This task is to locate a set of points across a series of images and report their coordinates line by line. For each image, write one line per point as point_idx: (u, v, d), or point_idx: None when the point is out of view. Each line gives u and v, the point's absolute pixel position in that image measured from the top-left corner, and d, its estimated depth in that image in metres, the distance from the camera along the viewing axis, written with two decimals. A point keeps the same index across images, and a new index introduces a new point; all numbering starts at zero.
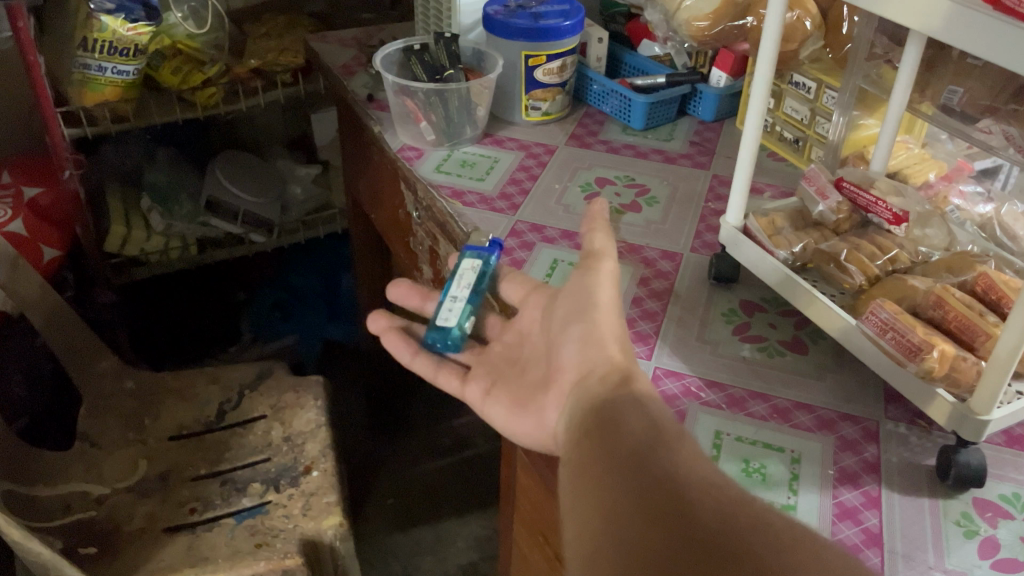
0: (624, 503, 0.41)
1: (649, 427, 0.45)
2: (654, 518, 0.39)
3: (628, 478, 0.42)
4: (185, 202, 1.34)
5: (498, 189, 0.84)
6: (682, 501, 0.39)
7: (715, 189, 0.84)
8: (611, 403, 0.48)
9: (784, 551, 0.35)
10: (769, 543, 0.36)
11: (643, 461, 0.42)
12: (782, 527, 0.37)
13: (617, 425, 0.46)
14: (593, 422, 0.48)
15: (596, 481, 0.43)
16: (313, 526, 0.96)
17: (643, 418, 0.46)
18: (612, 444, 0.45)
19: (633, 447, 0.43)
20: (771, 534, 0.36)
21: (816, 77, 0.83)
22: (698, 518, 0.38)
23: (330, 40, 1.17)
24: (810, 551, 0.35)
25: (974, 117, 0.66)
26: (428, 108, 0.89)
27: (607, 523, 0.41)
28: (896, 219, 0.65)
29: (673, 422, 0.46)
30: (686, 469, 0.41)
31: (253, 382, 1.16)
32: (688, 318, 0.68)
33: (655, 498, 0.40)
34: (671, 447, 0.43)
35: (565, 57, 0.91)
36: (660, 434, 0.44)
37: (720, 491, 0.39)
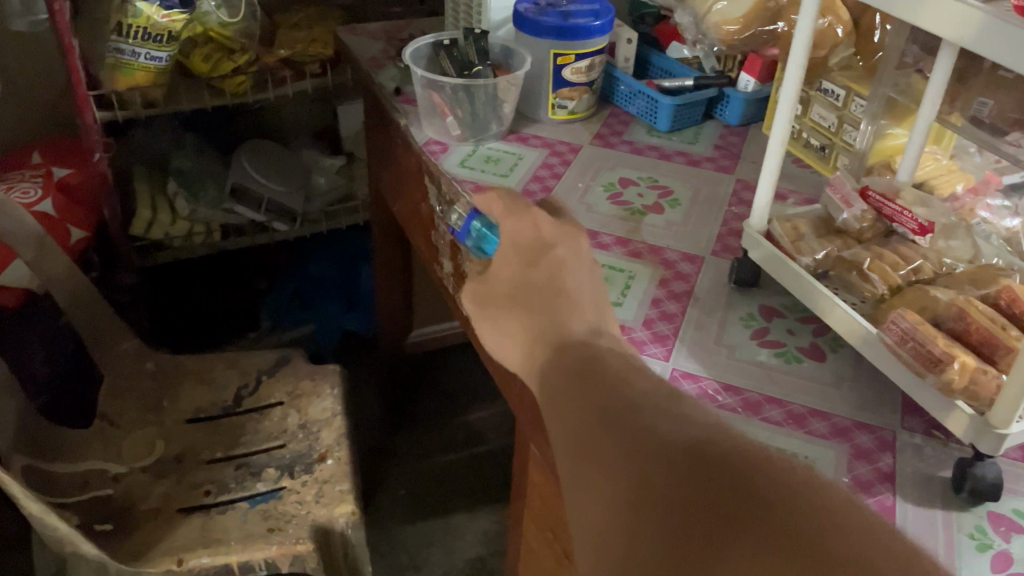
0: (597, 435, 0.44)
1: (602, 364, 0.49)
2: (627, 444, 0.42)
3: (595, 414, 0.45)
4: (211, 187, 1.35)
5: (521, 185, 0.85)
6: (650, 428, 0.43)
7: (738, 193, 0.84)
8: (565, 349, 0.52)
9: (749, 460, 0.39)
10: (733, 454, 0.39)
11: (605, 397, 0.46)
12: (736, 440, 0.41)
13: (574, 368, 0.49)
14: (580, 374, 0.49)
15: (567, 421, 0.47)
16: (325, 513, 0.97)
17: (596, 359, 0.49)
18: (575, 385, 0.48)
19: (595, 385, 0.47)
20: (745, 458, 0.39)
21: (845, 84, 0.81)
22: (679, 454, 0.40)
23: (360, 33, 1.18)
24: (766, 459, 0.39)
25: (1003, 130, 0.66)
26: (455, 103, 0.90)
27: (584, 457, 0.44)
28: (921, 230, 0.65)
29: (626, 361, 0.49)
30: (646, 401, 0.45)
31: (271, 368, 1.17)
32: (706, 322, 0.68)
33: (623, 427, 0.43)
34: (628, 382, 0.47)
35: (594, 56, 0.92)
36: (615, 370, 0.48)
37: (676, 416, 0.43)
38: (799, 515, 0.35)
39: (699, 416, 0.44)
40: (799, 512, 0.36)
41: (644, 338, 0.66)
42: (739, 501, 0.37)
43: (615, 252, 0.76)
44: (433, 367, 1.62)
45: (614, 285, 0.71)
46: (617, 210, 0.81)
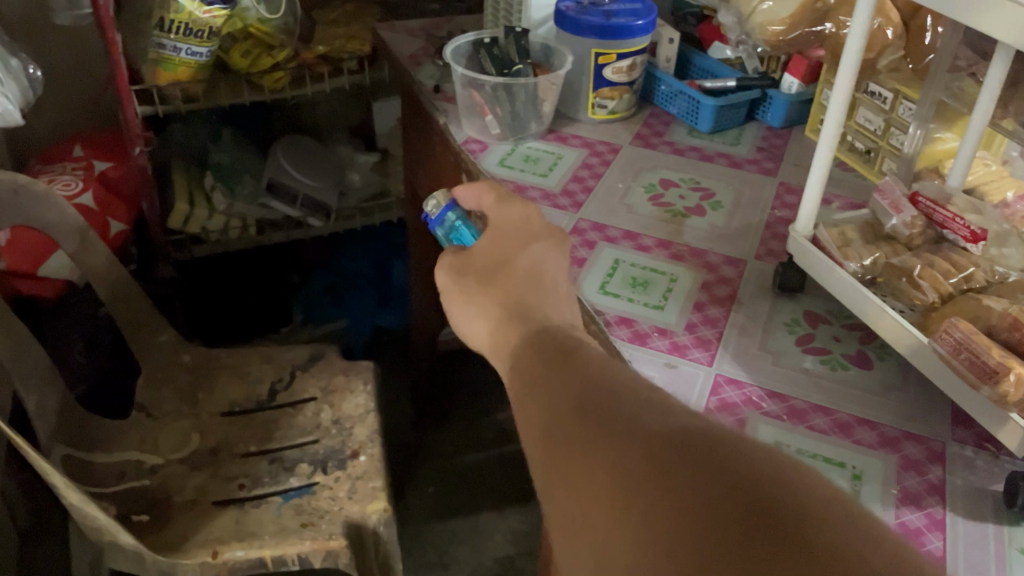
0: (577, 436, 0.38)
1: (584, 363, 0.43)
2: (610, 446, 0.37)
3: (574, 416, 0.40)
4: (248, 181, 1.36)
5: (560, 185, 0.84)
6: (636, 427, 0.37)
7: (782, 196, 0.83)
8: (543, 346, 0.46)
9: (756, 470, 0.33)
10: (733, 456, 0.34)
11: (586, 395, 0.40)
12: (736, 440, 0.35)
13: (553, 367, 0.44)
14: (568, 371, 0.43)
15: (544, 423, 0.41)
16: (358, 510, 0.97)
17: (577, 358, 0.44)
18: (553, 386, 0.43)
19: (576, 384, 0.42)
20: (749, 468, 0.33)
21: (893, 87, 0.81)
22: (674, 458, 0.34)
23: (398, 30, 1.18)
24: (772, 463, 0.34)
25: None
26: (494, 102, 0.89)
27: (563, 464, 0.38)
28: (973, 237, 0.63)
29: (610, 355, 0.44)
30: (633, 398, 0.39)
31: (305, 364, 1.18)
32: (750, 327, 0.67)
33: (605, 428, 0.38)
34: (611, 379, 0.41)
35: (636, 56, 0.91)
36: (599, 368, 0.43)
37: (666, 413, 0.38)
38: (807, 530, 0.30)
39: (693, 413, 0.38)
40: (809, 525, 0.30)
41: (686, 342, 0.65)
42: (738, 509, 0.31)
43: (656, 254, 0.75)
44: (463, 365, 1.62)
45: (655, 288, 0.71)
46: (659, 212, 0.81)
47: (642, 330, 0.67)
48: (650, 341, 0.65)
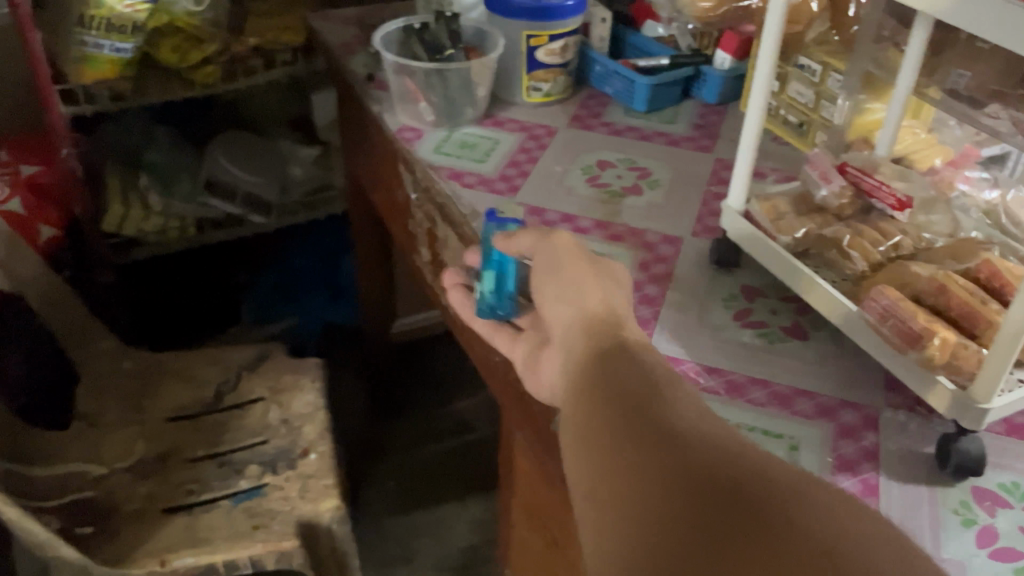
0: (631, 458, 0.39)
1: (637, 382, 0.43)
2: (663, 474, 0.37)
3: (628, 437, 0.40)
4: (184, 180, 1.32)
5: (497, 171, 0.83)
6: (689, 456, 0.38)
7: (718, 172, 0.83)
8: (594, 358, 0.46)
9: (793, 508, 0.34)
10: (786, 493, 0.35)
11: (641, 416, 0.41)
12: (791, 476, 0.36)
13: (605, 383, 0.44)
14: (618, 384, 0.44)
15: (594, 439, 0.42)
16: (310, 509, 0.96)
17: (629, 373, 0.44)
18: (605, 401, 0.43)
19: (629, 401, 0.42)
20: (790, 505, 0.34)
21: (821, 60, 0.81)
22: (718, 490, 0.35)
23: (332, 19, 1.15)
24: (827, 500, 0.34)
25: (981, 102, 0.64)
26: (427, 88, 0.88)
27: (612, 484, 0.39)
28: (900, 205, 0.64)
29: (670, 374, 0.44)
30: (690, 422, 0.40)
31: (252, 364, 1.15)
32: (688, 303, 0.67)
33: (659, 453, 0.38)
34: (668, 401, 0.42)
35: (567, 37, 0.90)
36: (654, 387, 0.43)
37: (723, 442, 0.38)
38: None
39: (750, 445, 0.38)
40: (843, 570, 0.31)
41: None
42: (787, 548, 0.32)
43: (595, 236, 0.75)
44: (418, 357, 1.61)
45: None
46: (596, 193, 0.80)
47: None
48: None
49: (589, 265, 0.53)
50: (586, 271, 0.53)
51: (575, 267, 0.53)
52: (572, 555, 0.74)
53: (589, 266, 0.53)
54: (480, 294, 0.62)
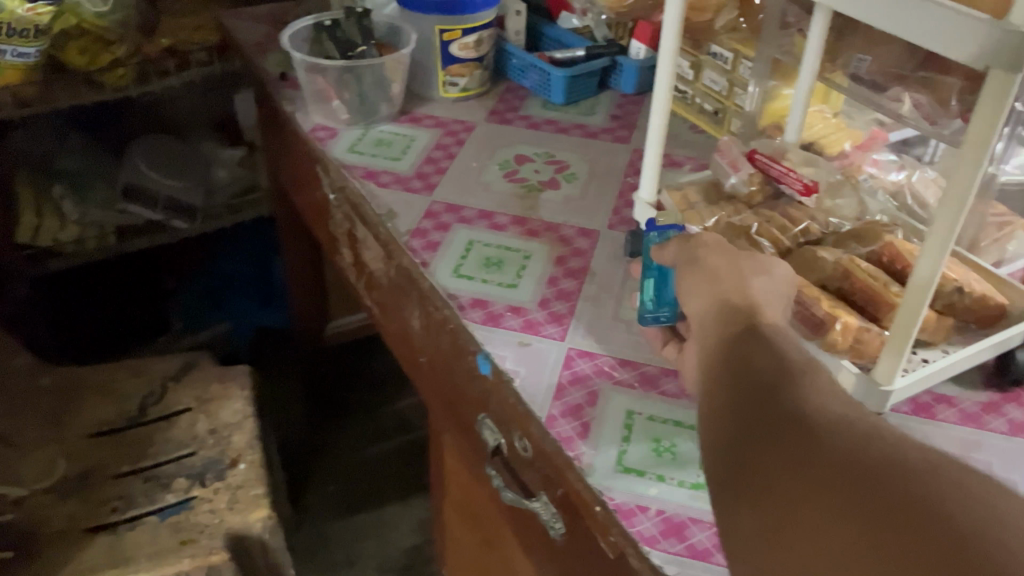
0: (755, 440, 0.37)
1: (768, 366, 0.40)
2: (789, 455, 0.35)
3: (753, 419, 0.38)
4: (100, 188, 1.29)
5: (414, 168, 0.82)
6: (818, 437, 0.35)
7: (634, 162, 0.83)
8: (724, 344, 0.44)
9: (942, 504, 0.30)
10: (934, 486, 0.30)
11: (767, 399, 0.38)
12: (933, 459, 0.32)
13: (733, 371, 0.41)
14: (747, 376, 0.40)
15: (718, 425, 0.39)
16: (240, 520, 0.94)
17: (761, 358, 0.41)
18: (736, 384, 0.40)
19: (756, 386, 0.39)
20: (936, 498, 0.30)
21: (732, 47, 0.82)
22: (854, 482, 0.32)
23: (244, 17, 1.12)
24: (967, 483, 0.30)
25: (882, 85, 0.65)
26: (340, 86, 0.86)
27: (731, 463, 0.37)
28: (806, 190, 0.64)
29: (808, 359, 0.40)
30: (823, 405, 0.37)
31: (178, 373, 1.12)
32: (603, 297, 0.67)
33: (787, 434, 0.36)
34: (798, 383, 0.38)
35: (481, 31, 0.89)
36: (785, 375, 0.39)
37: (857, 425, 0.35)
38: None
39: (887, 427, 0.35)
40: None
41: (540, 319, 0.65)
42: (917, 528, 0.29)
43: (511, 232, 0.74)
44: (356, 357, 1.59)
45: (509, 267, 0.70)
46: (513, 188, 0.80)
47: (495, 311, 0.65)
48: (503, 321, 0.64)
49: (731, 259, 0.50)
50: (730, 260, 0.50)
51: (721, 261, 0.50)
52: (502, 554, 0.74)
53: (735, 258, 0.50)
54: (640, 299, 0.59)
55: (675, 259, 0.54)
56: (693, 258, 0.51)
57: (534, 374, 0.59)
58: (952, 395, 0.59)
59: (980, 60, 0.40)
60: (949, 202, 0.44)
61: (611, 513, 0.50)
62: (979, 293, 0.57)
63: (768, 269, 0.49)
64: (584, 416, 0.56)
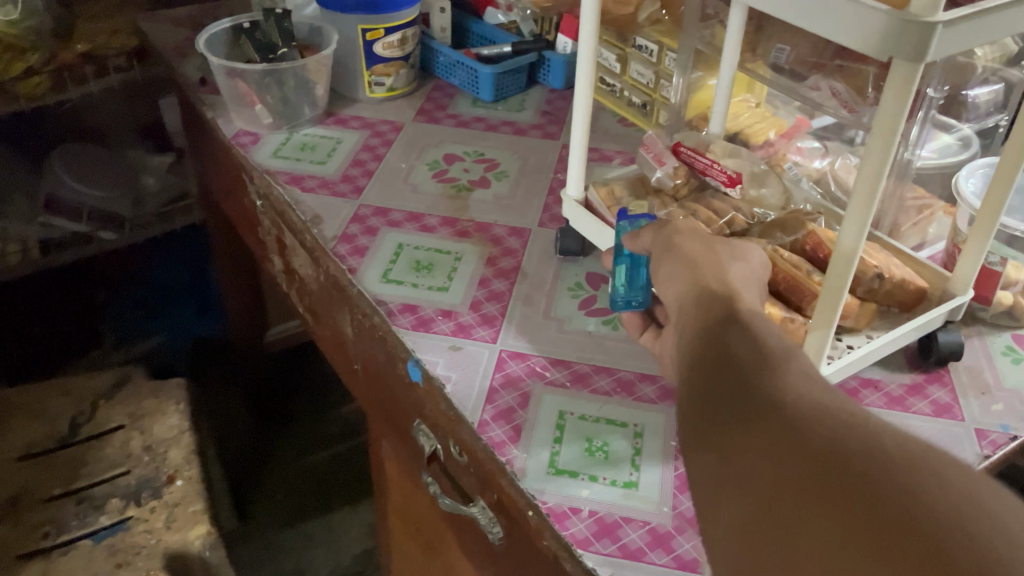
0: (736, 431, 0.34)
1: (748, 354, 0.38)
2: (772, 447, 0.32)
3: (731, 408, 0.35)
4: (19, 201, 1.23)
5: (340, 172, 0.80)
6: (801, 428, 0.32)
7: (564, 158, 0.83)
8: (699, 332, 0.41)
9: (919, 494, 0.28)
10: (911, 476, 0.29)
11: (746, 388, 0.36)
12: (921, 451, 0.30)
13: (709, 354, 0.39)
14: (723, 359, 0.38)
15: (691, 409, 0.38)
16: (178, 538, 0.92)
17: (739, 347, 0.39)
18: (712, 372, 0.38)
19: (735, 374, 0.37)
20: (911, 488, 0.28)
21: (656, 40, 0.81)
22: (830, 469, 0.30)
23: (162, 20, 1.09)
24: (946, 474, 0.29)
25: (802, 75, 0.66)
26: (262, 90, 0.84)
27: (706, 449, 0.35)
28: (731, 181, 0.65)
29: (788, 346, 0.38)
30: (805, 394, 0.34)
31: (109, 390, 1.08)
32: (535, 296, 0.67)
33: (769, 424, 0.33)
34: (779, 371, 0.36)
35: (405, 29, 0.87)
36: (763, 359, 0.37)
37: (834, 410, 0.33)
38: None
39: (868, 415, 0.33)
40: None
41: (471, 322, 0.64)
42: (894, 523, 0.27)
43: (442, 233, 0.73)
44: (300, 364, 1.56)
45: (439, 269, 0.69)
46: (443, 188, 0.79)
47: (426, 316, 0.64)
48: (434, 326, 0.63)
49: (704, 245, 0.49)
50: (705, 246, 0.48)
51: (696, 246, 0.49)
52: (445, 559, 0.73)
53: (709, 244, 0.49)
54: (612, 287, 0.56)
55: (649, 242, 0.53)
56: (673, 242, 0.50)
57: (465, 379, 0.58)
58: (877, 379, 0.60)
59: (884, 51, 0.40)
60: (863, 191, 0.45)
61: (544, 516, 0.49)
62: (899, 277, 0.58)
63: (742, 255, 0.49)
64: (516, 418, 0.56)
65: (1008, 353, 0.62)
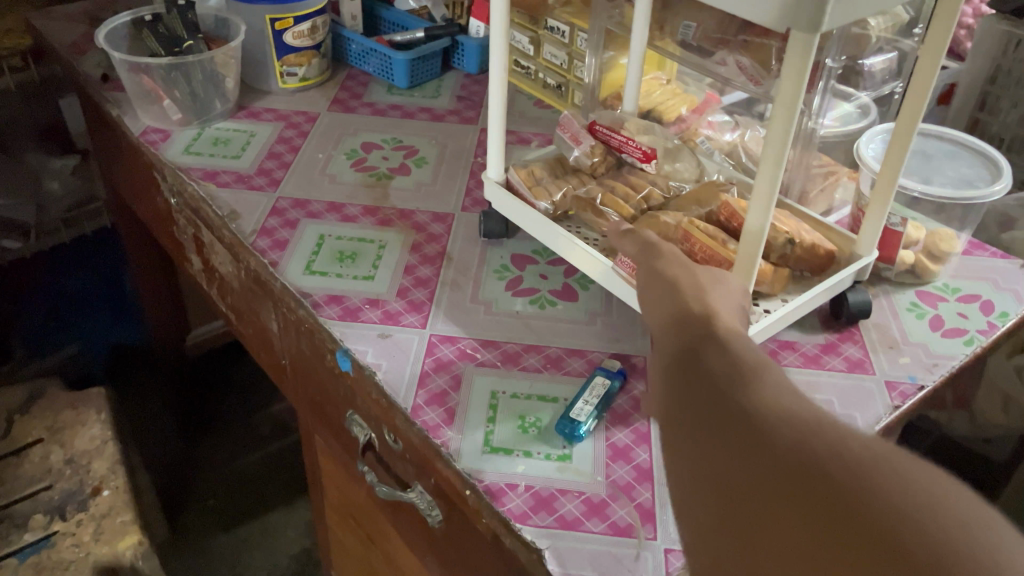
0: (715, 452, 0.34)
1: (721, 368, 0.37)
2: (754, 470, 0.32)
3: (710, 424, 0.35)
4: None
5: (256, 165, 0.79)
6: (776, 445, 0.32)
7: (483, 142, 0.83)
8: (674, 350, 0.41)
9: (905, 511, 0.28)
10: (895, 493, 0.28)
11: (719, 401, 0.35)
12: (901, 465, 0.29)
13: (683, 368, 0.39)
14: (699, 373, 0.38)
15: (671, 426, 0.37)
16: (108, 551, 0.90)
17: (713, 359, 0.38)
18: (684, 387, 0.37)
19: (709, 390, 0.36)
20: (897, 506, 0.28)
21: (567, 21, 0.82)
22: (815, 490, 0.30)
23: (56, 17, 1.04)
24: (931, 488, 0.28)
25: (709, 50, 0.68)
26: (169, 85, 0.82)
27: (688, 470, 0.35)
28: (646, 157, 0.66)
29: (760, 357, 0.37)
30: (782, 406, 0.34)
31: (23, 405, 1.03)
32: (461, 280, 0.67)
33: (749, 440, 0.33)
34: (754, 383, 0.36)
35: (314, 17, 0.86)
36: (736, 370, 0.37)
37: (812, 419, 0.33)
38: None
39: (847, 423, 0.32)
40: None
41: (399, 309, 0.64)
42: (882, 544, 0.27)
43: (364, 222, 0.73)
44: (227, 368, 1.52)
45: (364, 258, 0.68)
46: (362, 177, 0.78)
47: (352, 305, 0.64)
48: (361, 315, 0.63)
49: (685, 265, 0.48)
50: (686, 270, 0.48)
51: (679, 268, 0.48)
52: (385, 549, 0.73)
53: (693, 275, 0.47)
54: (579, 409, 0.54)
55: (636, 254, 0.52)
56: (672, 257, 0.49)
57: (396, 366, 0.58)
58: (794, 341, 0.62)
59: (782, 23, 0.42)
60: (764, 182, 0.47)
61: (481, 495, 0.50)
62: (809, 242, 0.60)
63: (721, 279, 0.47)
64: (449, 401, 0.56)
65: (913, 310, 0.65)
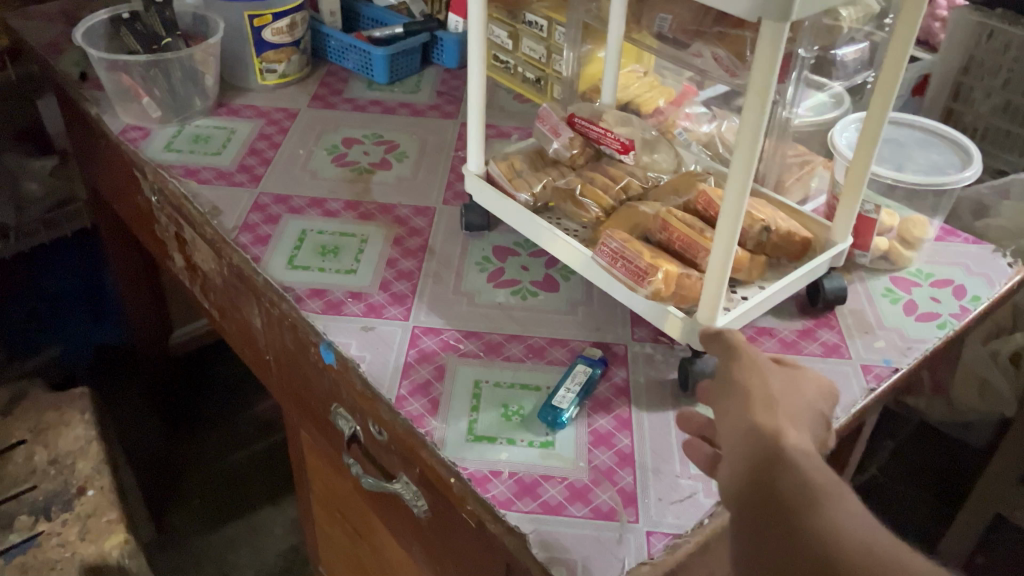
0: None
1: (797, 500, 0.37)
2: None
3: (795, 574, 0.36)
4: None
5: (237, 161, 0.79)
6: None
7: (463, 136, 0.84)
8: (741, 467, 0.40)
9: None
10: None
11: (802, 549, 0.36)
12: None
13: (756, 497, 0.38)
14: (777, 507, 0.37)
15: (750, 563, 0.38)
16: (94, 550, 0.90)
17: (786, 486, 0.38)
18: (762, 521, 0.38)
19: (787, 533, 0.36)
20: None
21: (545, 15, 0.83)
22: None
23: (32, 16, 1.03)
24: None
25: (684, 42, 0.69)
26: (149, 83, 0.82)
27: None
28: (624, 148, 0.67)
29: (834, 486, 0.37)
30: (866, 558, 0.34)
31: (6, 407, 1.03)
32: (443, 273, 0.67)
33: None
34: (834, 526, 0.36)
35: (293, 14, 0.86)
36: (814, 506, 0.37)
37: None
38: None
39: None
40: None
41: (382, 301, 0.64)
42: None
43: (345, 217, 0.73)
44: (211, 365, 1.52)
45: (346, 252, 0.69)
46: (343, 172, 0.78)
47: (335, 299, 0.64)
48: (344, 308, 0.63)
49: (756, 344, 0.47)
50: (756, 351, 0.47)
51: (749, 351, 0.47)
52: (372, 541, 0.74)
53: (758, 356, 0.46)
54: (561, 396, 0.55)
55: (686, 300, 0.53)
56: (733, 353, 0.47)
57: (380, 358, 0.59)
58: (772, 327, 0.63)
59: (752, 12, 0.43)
60: (739, 171, 0.48)
61: (465, 482, 0.51)
62: (785, 230, 0.62)
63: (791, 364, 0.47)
64: (433, 391, 0.57)
65: (887, 295, 0.67)
